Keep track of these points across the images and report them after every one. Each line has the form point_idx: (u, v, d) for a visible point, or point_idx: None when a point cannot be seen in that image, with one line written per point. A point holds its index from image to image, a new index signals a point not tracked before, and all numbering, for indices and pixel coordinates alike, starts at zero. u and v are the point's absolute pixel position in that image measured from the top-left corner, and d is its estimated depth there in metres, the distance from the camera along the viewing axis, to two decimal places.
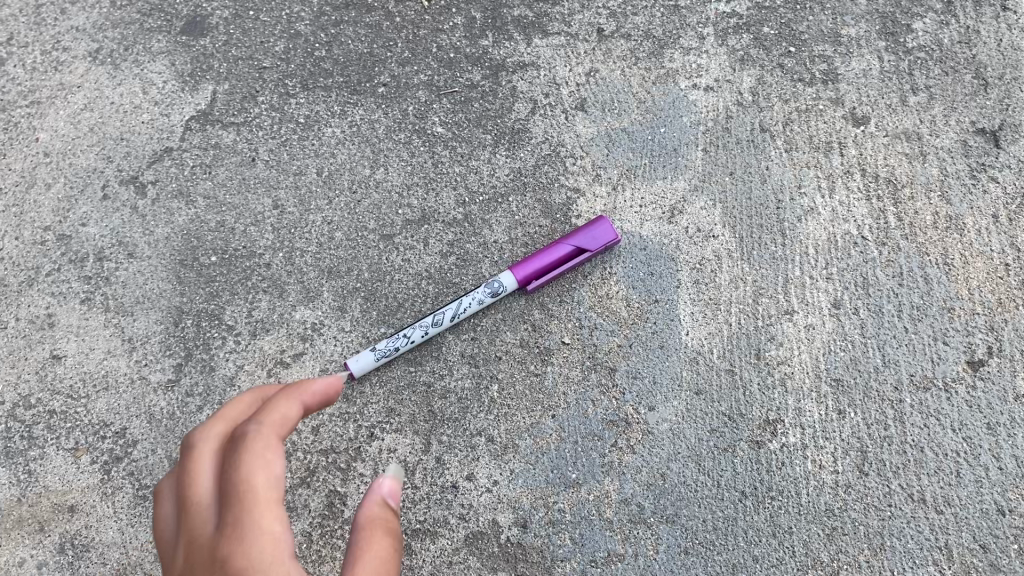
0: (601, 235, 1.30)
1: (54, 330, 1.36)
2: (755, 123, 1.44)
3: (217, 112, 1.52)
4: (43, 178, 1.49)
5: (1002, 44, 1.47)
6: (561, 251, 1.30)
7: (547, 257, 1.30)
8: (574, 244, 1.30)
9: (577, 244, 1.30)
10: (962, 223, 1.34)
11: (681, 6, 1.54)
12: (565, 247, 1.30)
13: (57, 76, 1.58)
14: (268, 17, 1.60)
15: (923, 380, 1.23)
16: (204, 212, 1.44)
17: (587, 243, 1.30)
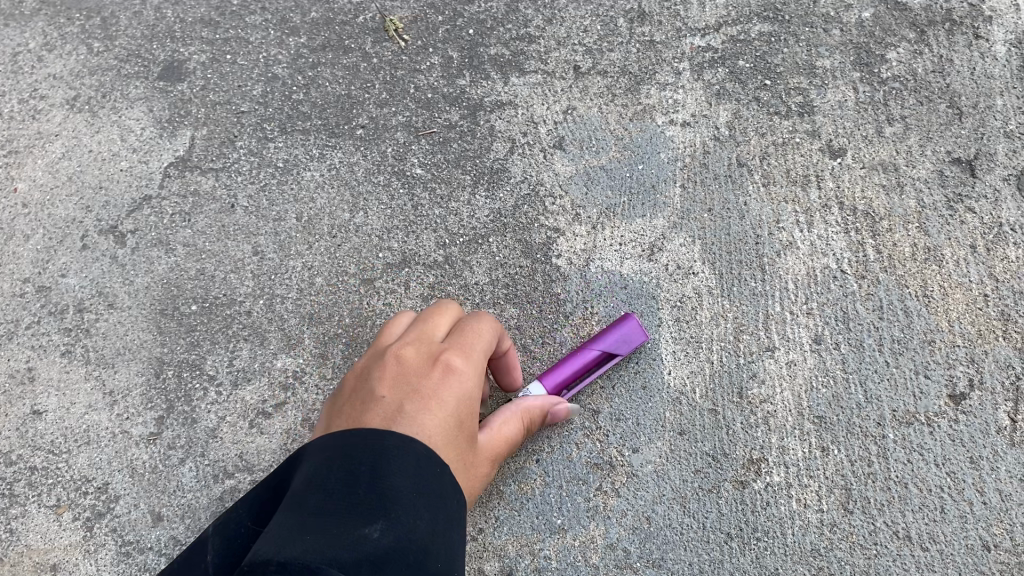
0: (625, 340, 1.26)
1: (35, 385, 1.36)
2: (732, 158, 1.44)
3: (195, 158, 1.52)
4: (22, 229, 1.49)
5: (975, 72, 1.49)
6: (593, 350, 1.25)
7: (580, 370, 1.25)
8: (604, 345, 1.25)
9: (610, 346, 1.25)
10: (940, 255, 1.34)
11: (655, 42, 1.55)
12: (601, 364, 1.26)
13: (35, 125, 1.60)
14: (245, 61, 1.61)
15: (906, 415, 1.23)
16: (183, 260, 1.44)
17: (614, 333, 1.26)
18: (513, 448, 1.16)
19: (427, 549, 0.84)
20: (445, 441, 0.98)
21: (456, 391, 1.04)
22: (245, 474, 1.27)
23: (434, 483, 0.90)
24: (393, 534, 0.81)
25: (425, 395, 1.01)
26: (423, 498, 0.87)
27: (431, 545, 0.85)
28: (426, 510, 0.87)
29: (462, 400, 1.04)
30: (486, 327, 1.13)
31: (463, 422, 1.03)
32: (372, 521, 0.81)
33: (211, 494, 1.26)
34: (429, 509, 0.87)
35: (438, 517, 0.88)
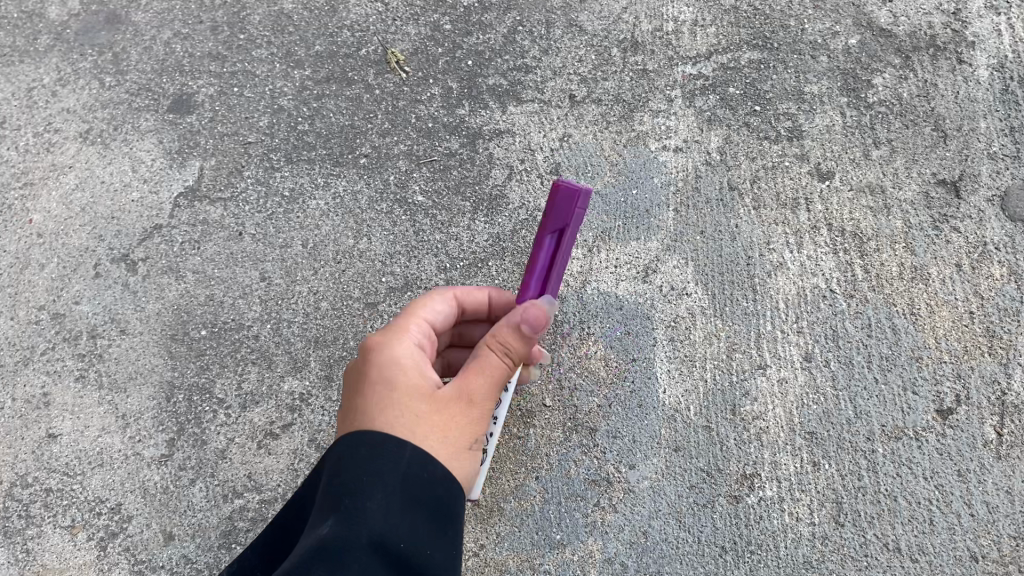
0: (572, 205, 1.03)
1: (50, 409, 1.40)
2: (723, 182, 1.48)
3: (204, 188, 1.58)
4: (38, 258, 1.55)
5: (959, 97, 1.55)
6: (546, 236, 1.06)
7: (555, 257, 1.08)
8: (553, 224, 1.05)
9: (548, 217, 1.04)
10: (926, 273, 1.38)
11: (648, 70, 1.60)
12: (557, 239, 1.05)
13: (49, 158, 1.66)
14: (252, 93, 1.67)
15: (894, 430, 1.26)
16: (193, 286, 1.49)
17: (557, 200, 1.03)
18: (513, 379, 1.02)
19: (385, 525, 0.87)
20: (384, 413, 0.96)
21: (392, 363, 1.00)
22: (254, 494, 1.31)
23: (386, 463, 0.91)
24: (344, 523, 0.87)
25: (364, 385, 1.00)
26: (373, 479, 0.90)
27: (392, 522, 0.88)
28: (379, 488, 0.89)
29: (391, 370, 0.99)
30: (424, 302, 1.12)
31: (399, 387, 0.98)
32: (327, 520, 0.88)
33: (220, 513, 1.30)
34: (382, 488, 0.89)
35: (398, 493, 0.89)
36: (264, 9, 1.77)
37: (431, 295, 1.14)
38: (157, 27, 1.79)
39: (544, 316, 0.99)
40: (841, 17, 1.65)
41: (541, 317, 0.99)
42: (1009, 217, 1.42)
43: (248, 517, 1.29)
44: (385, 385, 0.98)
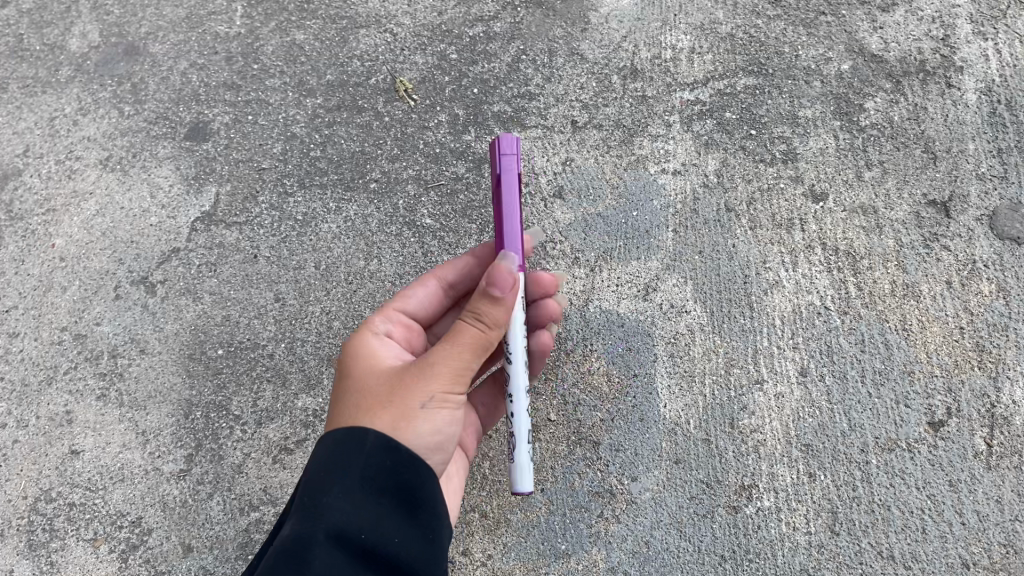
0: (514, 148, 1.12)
1: (72, 427, 1.45)
2: (721, 204, 1.54)
3: (220, 213, 1.64)
4: (60, 281, 1.61)
5: (948, 119, 1.60)
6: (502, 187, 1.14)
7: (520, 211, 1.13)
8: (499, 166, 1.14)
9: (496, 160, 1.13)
10: (917, 290, 1.43)
11: (647, 97, 1.66)
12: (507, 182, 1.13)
13: (70, 184, 1.73)
14: (266, 121, 1.73)
15: (888, 442, 1.30)
16: (210, 307, 1.54)
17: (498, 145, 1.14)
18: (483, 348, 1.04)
19: (344, 518, 0.92)
20: (350, 406, 1.04)
21: (362, 369, 1.09)
22: (270, 507, 1.35)
23: (348, 457, 0.97)
24: (307, 520, 0.92)
25: (340, 391, 1.08)
26: (333, 475, 0.95)
27: (353, 514, 0.92)
28: (338, 483, 0.94)
29: (356, 361, 1.11)
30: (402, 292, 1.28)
31: (363, 371, 1.09)
32: (294, 520, 0.94)
33: (237, 525, 1.34)
34: (343, 482, 0.94)
35: (357, 486, 0.95)
36: (277, 40, 1.84)
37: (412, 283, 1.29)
38: (173, 58, 1.86)
39: (507, 274, 1.00)
40: (833, 44, 1.71)
41: (496, 272, 0.99)
42: (997, 235, 1.47)
43: (264, 529, 1.34)
44: (354, 387, 1.06)
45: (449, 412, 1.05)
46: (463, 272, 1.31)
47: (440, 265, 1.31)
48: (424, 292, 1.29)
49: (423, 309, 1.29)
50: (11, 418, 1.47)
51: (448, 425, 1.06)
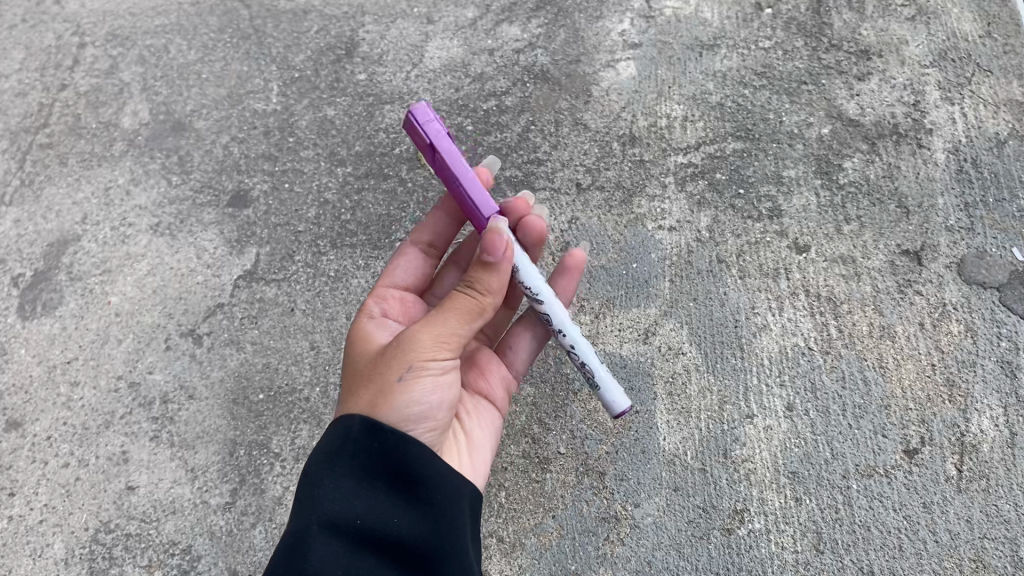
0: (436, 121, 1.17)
1: (128, 465, 1.61)
2: (712, 256, 1.70)
3: (260, 271, 1.81)
4: (116, 334, 1.78)
5: (919, 177, 1.76)
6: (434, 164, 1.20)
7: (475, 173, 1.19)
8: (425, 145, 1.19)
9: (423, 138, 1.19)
10: (892, 331, 1.57)
11: (645, 161, 1.83)
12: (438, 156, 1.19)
13: (124, 248, 1.91)
14: (301, 188, 1.91)
15: (867, 468, 1.43)
16: (251, 356, 1.70)
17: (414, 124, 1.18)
18: (459, 314, 1.13)
19: (335, 510, 1.01)
20: (349, 395, 1.14)
21: (359, 355, 1.20)
22: None
23: (340, 447, 1.05)
24: (303, 514, 1.01)
25: (345, 378, 1.19)
26: (325, 468, 1.04)
27: (343, 505, 1.01)
28: (329, 474, 1.03)
29: (357, 350, 1.22)
30: (390, 269, 1.45)
31: (358, 354, 1.20)
32: (295, 513, 1.03)
33: None
34: (334, 473, 1.03)
35: (346, 474, 1.03)
36: (310, 116, 2.03)
37: (397, 259, 1.47)
38: (216, 132, 2.06)
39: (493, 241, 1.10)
40: (813, 110, 1.88)
41: (488, 242, 1.10)
42: (965, 280, 1.61)
43: None
44: (353, 373, 1.17)
45: (433, 378, 1.13)
46: (436, 230, 1.48)
47: (415, 232, 1.49)
48: (407, 262, 1.46)
49: (413, 279, 1.46)
50: (73, 458, 1.63)
51: (434, 394, 1.13)
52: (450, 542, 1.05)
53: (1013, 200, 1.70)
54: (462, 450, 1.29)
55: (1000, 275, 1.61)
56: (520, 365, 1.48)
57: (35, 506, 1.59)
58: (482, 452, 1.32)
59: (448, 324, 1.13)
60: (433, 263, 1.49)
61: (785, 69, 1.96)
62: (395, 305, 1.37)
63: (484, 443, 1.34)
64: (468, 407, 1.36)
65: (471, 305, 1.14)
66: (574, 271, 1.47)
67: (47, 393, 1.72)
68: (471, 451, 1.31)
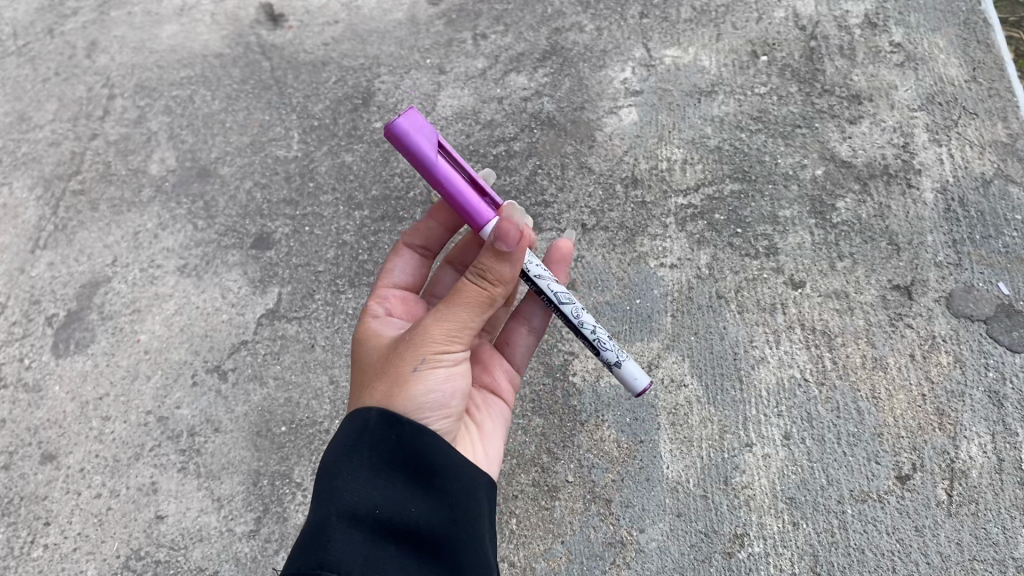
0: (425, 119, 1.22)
1: (157, 495, 1.69)
2: (712, 292, 1.78)
3: (282, 310, 1.91)
4: (145, 371, 1.87)
5: (909, 216, 1.85)
6: (434, 174, 1.22)
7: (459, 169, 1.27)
8: (428, 147, 1.21)
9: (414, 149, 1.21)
10: (884, 363, 1.65)
11: (647, 202, 1.93)
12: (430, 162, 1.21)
13: (152, 288, 2.01)
14: (320, 231, 2.02)
15: (861, 493, 1.50)
16: (274, 390, 1.79)
17: (408, 132, 1.19)
18: (470, 304, 1.19)
19: (355, 500, 1.01)
20: (362, 390, 1.19)
21: (368, 353, 1.25)
22: None
23: (358, 441, 1.08)
24: (323, 506, 1.01)
25: (355, 376, 1.25)
26: (343, 459, 1.05)
27: (363, 494, 1.02)
28: (347, 466, 1.04)
29: (365, 348, 1.27)
30: (388, 271, 1.53)
31: (368, 351, 1.26)
32: (312, 509, 1.03)
33: None
34: (351, 466, 1.04)
35: (366, 467, 1.05)
36: (329, 162, 2.14)
37: (393, 261, 1.55)
38: (240, 179, 2.16)
39: (507, 231, 1.14)
40: (807, 152, 1.98)
41: (501, 230, 1.14)
42: (953, 314, 1.69)
43: None
44: (364, 370, 1.22)
45: (444, 369, 1.20)
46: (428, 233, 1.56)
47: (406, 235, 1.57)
48: (402, 263, 1.55)
49: (410, 278, 1.54)
50: (105, 488, 1.72)
51: (442, 385, 1.20)
52: (465, 533, 1.07)
53: (999, 236, 1.78)
54: (474, 438, 1.36)
55: (987, 308, 1.69)
56: (522, 359, 1.57)
57: (69, 535, 1.67)
58: (494, 441, 1.40)
59: (459, 316, 1.19)
60: (426, 263, 1.58)
61: (779, 114, 2.06)
62: (398, 305, 1.44)
63: (495, 432, 1.42)
64: (479, 402, 1.44)
65: (481, 296, 1.19)
66: (563, 259, 1.51)
67: (80, 428, 1.81)
68: (483, 438, 1.39)
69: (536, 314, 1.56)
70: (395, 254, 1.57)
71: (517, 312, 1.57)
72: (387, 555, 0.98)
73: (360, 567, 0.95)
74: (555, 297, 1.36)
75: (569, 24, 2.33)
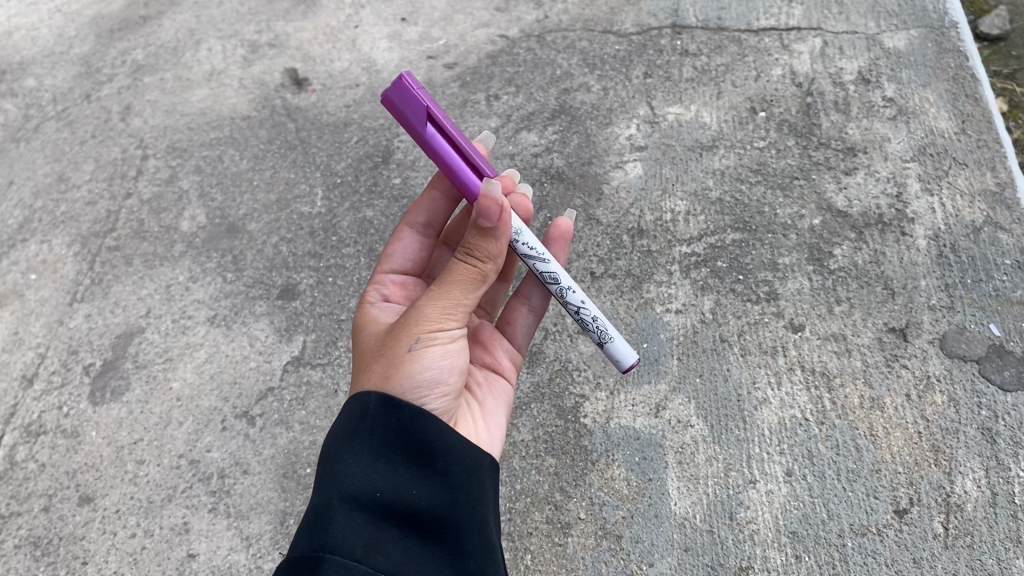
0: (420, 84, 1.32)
1: (189, 534, 1.78)
2: (716, 335, 1.87)
3: (307, 357, 2.01)
4: (177, 416, 1.97)
5: (903, 261, 1.94)
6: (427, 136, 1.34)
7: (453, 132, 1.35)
8: (421, 111, 1.31)
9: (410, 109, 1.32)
10: (881, 403, 1.73)
11: (652, 251, 2.03)
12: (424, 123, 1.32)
13: (184, 338, 2.12)
14: (343, 281, 2.13)
15: (861, 527, 1.58)
16: (300, 433, 1.88)
17: (398, 103, 1.32)
18: (461, 281, 1.26)
19: (356, 483, 1.10)
20: (365, 372, 1.28)
21: (371, 341, 1.35)
22: None
23: (358, 424, 1.16)
24: (326, 487, 1.10)
25: (359, 361, 1.34)
26: (345, 443, 1.14)
27: (364, 477, 1.11)
28: (348, 449, 1.13)
29: (368, 337, 1.37)
30: (390, 254, 1.64)
31: (370, 339, 1.35)
32: (315, 490, 1.12)
33: None
34: (352, 449, 1.13)
35: (366, 451, 1.13)
36: (351, 217, 2.26)
37: (396, 241, 1.65)
38: (267, 234, 2.29)
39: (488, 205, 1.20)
40: (805, 203, 2.08)
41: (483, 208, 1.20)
42: (947, 354, 1.77)
43: None
44: (367, 355, 1.32)
45: (440, 347, 1.29)
46: (430, 210, 1.65)
47: (409, 212, 1.66)
48: (404, 246, 1.65)
49: (411, 258, 1.65)
50: (139, 528, 1.81)
51: (439, 361, 1.28)
52: (465, 511, 1.14)
53: (989, 280, 1.87)
54: (476, 416, 1.47)
55: (979, 349, 1.77)
56: (525, 338, 1.70)
57: (105, 573, 1.76)
58: (497, 418, 1.51)
59: (452, 294, 1.27)
60: (428, 240, 1.67)
61: (778, 166, 2.17)
62: (396, 290, 1.56)
63: (497, 408, 1.53)
64: (481, 383, 1.56)
65: (472, 273, 1.26)
66: (563, 239, 1.63)
67: (115, 471, 1.91)
68: (485, 417, 1.49)
69: (535, 294, 1.70)
70: (398, 234, 1.66)
71: (518, 293, 1.70)
72: (387, 537, 1.08)
73: (360, 549, 1.04)
74: (546, 278, 1.49)
75: (577, 84, 2.46)
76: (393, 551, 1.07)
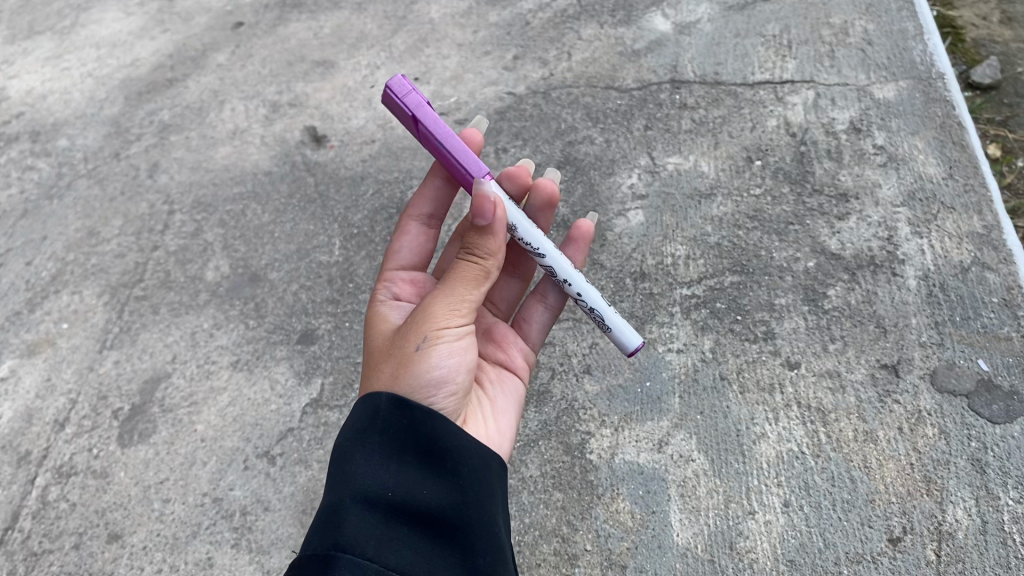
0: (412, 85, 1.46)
1: (213, 569, 1.86)
2: (716, 373, 1.95)
3: (325, 398, 2.10)
4: (201, 457, 2.07)
5: (894, 301, 2.02)
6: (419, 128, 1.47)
7: (439, 137, 1.46)
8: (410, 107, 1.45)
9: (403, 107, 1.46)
10: (875, 436, 1.80)
11: (654, 293, 2.13)
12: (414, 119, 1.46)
13: (208, 382, 2.22)
14: (359, 325, 2.23)
15: (856, 555, 1.64)
16: (318, 471, 1.97)
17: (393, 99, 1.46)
18: (467, 280, 1.38)
19: (369, 483, 1.19)
20: (377, 368, 1.38)
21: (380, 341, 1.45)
22: None
23: (370, 424, 1.25)
24: (340, 487, 1.19)
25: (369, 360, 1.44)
26: (358, 444, 1.23)
27: (377, 477, 1.19)
28: (362, 449, 1.22)
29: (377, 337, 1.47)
30: (398, 251, 1.74)
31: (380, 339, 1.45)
32: (330, 489, 1.20)
33: None
34: (366, 450, 1.22)
35: (378, 452, 1.22)
36: (367, 265, 2.38)
37: (402, 235, 1.75)
38: (287, 282, 2.40)
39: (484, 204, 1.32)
40: (800, 247, 2.17)
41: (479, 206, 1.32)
42: (937, 389, 1.84)
43: None
44: (377, 353, 1.42)
45: (448, 345, 1.39)
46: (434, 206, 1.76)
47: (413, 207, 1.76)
48: (409, 241, 1.75)
49: (415, 254, 1.75)
50: (165, 564, 1.89)
51: (446, 358, 1.39)
52: (473, 510, 1.23)
53: (977, 317, 1.95)
54: (486, 414, 1.58)
55: (968, 383, 1.84)
56: (540, 334, 1.82)
57: None
58: (506, 417, 1.62)
59: (457, 292, 1.38)
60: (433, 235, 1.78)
61: (773, 212, 2.27)
62: (405, 287, 1.67)
63: (508, 403, 1.64)
64: (495, 379, 1.67)
65: (475, 272, 1.39)
66: (583, 239, 1.76)
67: (142, 509, 2.00)
68: (495, 414, 1.60)
69: (551, 292, 1.82)
70: (403, 229, 1.76)
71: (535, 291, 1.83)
72: (398, 535, 1.15)
73: (372, 547, 1.11)
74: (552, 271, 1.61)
75: (581, 137, 2.58)
76: (404, 548, 1.14)
